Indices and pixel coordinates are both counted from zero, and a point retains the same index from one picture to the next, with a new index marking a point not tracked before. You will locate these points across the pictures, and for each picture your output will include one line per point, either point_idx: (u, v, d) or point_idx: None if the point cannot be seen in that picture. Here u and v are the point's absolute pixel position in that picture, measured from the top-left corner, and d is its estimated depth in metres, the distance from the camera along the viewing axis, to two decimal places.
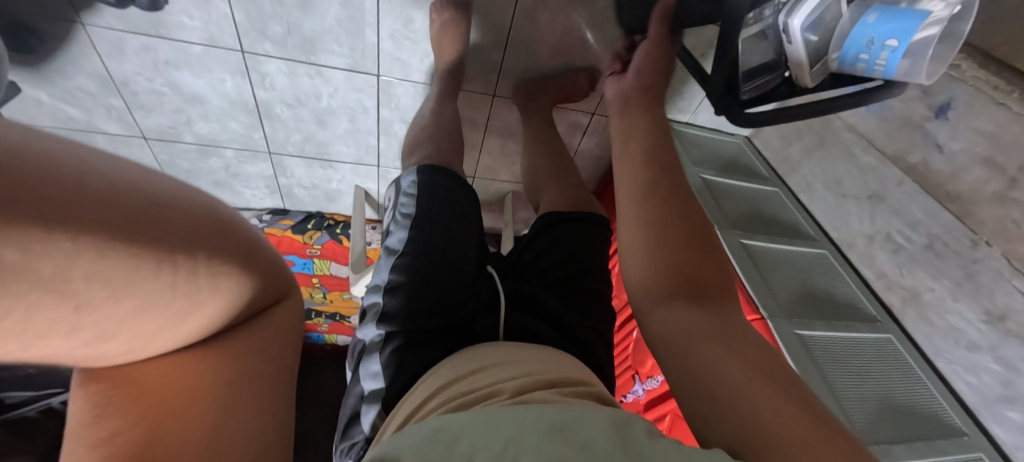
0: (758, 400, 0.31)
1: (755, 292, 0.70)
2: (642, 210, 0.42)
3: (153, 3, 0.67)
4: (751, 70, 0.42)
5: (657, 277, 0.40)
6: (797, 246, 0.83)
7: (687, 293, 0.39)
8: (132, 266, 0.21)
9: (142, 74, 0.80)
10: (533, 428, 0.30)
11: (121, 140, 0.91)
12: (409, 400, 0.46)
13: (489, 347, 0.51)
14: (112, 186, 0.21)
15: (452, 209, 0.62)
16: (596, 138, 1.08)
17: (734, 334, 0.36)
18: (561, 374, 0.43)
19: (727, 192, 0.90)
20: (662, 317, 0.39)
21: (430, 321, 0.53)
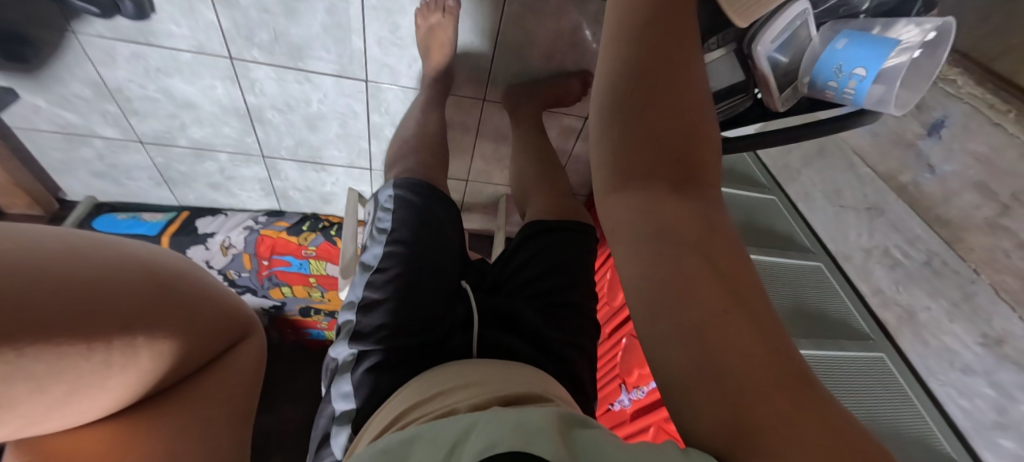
0: (729, 336, 0.26)
1: None
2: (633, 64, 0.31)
3: (138, 11, 0.68)
4: (717, 94, 0.40)
5: (637, 157, 0.31)
6: (789, 258, 0.81)
7: (669, 182, 0.31)
8: (66, 352, 0.31)
9: (134, 81, 0.81)
10: (480, 430, 0.32)
11: (119, 144, 0.93)
12: (379, 417, 0.47)
13: (466, 364, 0.51)
14: (78, 291, 0.32)
15: (430, 224, 0.62)
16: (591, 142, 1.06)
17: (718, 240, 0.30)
18: (524, 387, 0.44)
19: None
20: (634, 203, 0.31)
21: (404, 339, 0.53)
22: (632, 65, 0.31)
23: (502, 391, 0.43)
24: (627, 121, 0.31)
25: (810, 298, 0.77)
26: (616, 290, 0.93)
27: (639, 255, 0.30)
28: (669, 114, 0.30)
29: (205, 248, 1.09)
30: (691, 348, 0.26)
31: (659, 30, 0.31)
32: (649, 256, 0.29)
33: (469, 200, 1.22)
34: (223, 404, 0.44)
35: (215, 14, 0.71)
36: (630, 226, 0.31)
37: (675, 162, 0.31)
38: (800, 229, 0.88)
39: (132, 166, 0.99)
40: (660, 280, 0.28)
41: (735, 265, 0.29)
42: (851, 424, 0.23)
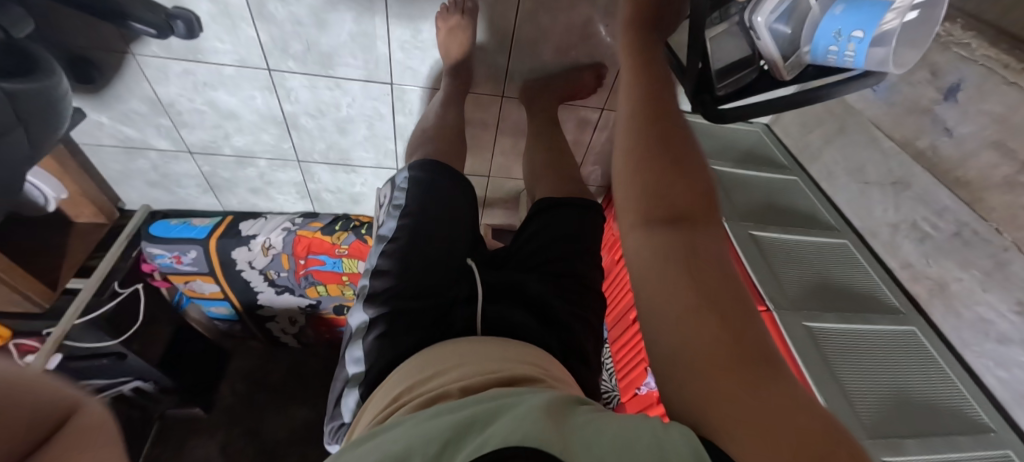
0: (708, 349, 0.30)
1: (760, 279, 0.69)
2: (637, 134, 0.40)
3: (188, 29, 0.76)
4: (724, 67, 0.43)
5: (642, 199, 0.38)
6: (813, 236, 0.81)
7: (671, 218, 0.36)
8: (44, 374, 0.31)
9: (184, 95, 0.88)
10: (479, 421, 0.33)
11: (170, 155, 1.02)
12: (385, 387, 0.50)
13: (465, 341, 0.52)
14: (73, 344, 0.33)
15: (436, 199, 0.66)
16: (607, 133, 1.08)
17: (717, 265, 0.34)
18: (516, 368, 0.46)
19: (740, 183, 0.89)
20: (641, 240, 0.37)
21: (410, 306, 0.58)
22: (636, 137, 0.40)
23: (493, 373, 0.45)
24: (635, 174, 0.39)
25: (835, 274, 0.75)
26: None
27: (645, 287, 0.36)
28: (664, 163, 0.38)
29: (247, 249, 1.17)
30: (690, 363, 0.31)
31: (648, 100, 0.43)
32: (655, 280, 0.35)
33: (491, 196, 1.26)
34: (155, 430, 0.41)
35: (254, 30, 0.78)
36: (640, 258, 0.37)
37: (674, 205, 0.37)
38: (824, 207, 0.87)
39: (182, 175, 1.08)
40: (660, 302, 0.33)
41: (729, 285, 0.33)
42: (833, 425, 0.26)
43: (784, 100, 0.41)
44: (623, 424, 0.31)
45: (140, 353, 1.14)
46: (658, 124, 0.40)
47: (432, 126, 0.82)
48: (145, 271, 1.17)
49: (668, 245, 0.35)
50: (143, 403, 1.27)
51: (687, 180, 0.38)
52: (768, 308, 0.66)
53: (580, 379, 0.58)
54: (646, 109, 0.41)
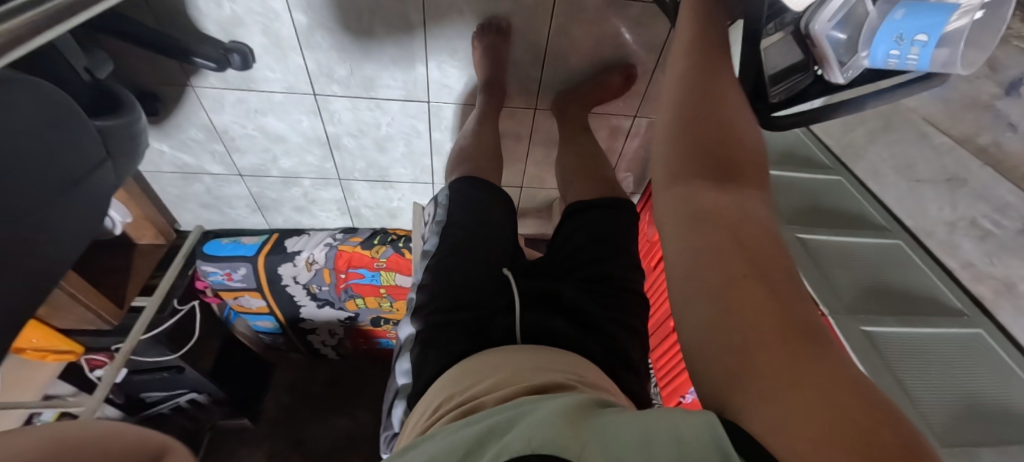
0: (747, 313, 0.28)
1: (811, 284, 0.68)
2: (685, 86, 0.38)
3: (243, 61, 0.81)
4: (778, 73, 0.43)
5: (684, 155, 0.36)
6: (863, 237, 0.78)
7: (714, 178, 0.34)
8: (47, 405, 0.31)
9: (237, 122, 0.94)
10: (499, 430, 0.34)
11: (223, 178, 1.08)
12: (423, 405, 0.52)
13: (506, 350, 0.52)
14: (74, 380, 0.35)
15: (472, 210, 0.70)
16: (639, 140, 1.08)
17: (764, 232, 0.32)
18: (548, 375, 0.45)
19: (782, 186, 0.87)
20: (680, 195, 0.35)
21: (450, 317, 0.60)
22: (685, 90, 0.38)
23: (526, 382, 0.44)
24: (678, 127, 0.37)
25: (890, 275, 0.73)
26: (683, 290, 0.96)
27: (679, 247, 0.34)
28: (711, 120, 0.36)
29: (293, 265, 1.22)
30: (721, 326, 0.29)
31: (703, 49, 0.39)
32: (689, 238, 0.33)
33: (524, 207, 1.27)
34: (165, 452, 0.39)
35: (301, 58, 0.83)
36: (674, 216, 0.35)
37: (717, 162, 0.35)
38: (873, 207, 0.85)
39: (233, 196, 1.14)
40: (694, 261, 0.32)
41: (778, 256, 0.31)
42: (879, 407, 0.24)
43: (842, 108, 0.40)
44: (644, 417, 0.31)
45: (196, 367, 1.19)
46: (705, 79, 0.38)
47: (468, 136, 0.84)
48: (198, 288, 1.23)
49: (712, 204, 0.33)
50: (196, 414, 1.33)
51: (730, 139, 0.35)
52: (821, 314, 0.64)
53: (633, 388, 0.57)
54: (696, 61, 0.39)
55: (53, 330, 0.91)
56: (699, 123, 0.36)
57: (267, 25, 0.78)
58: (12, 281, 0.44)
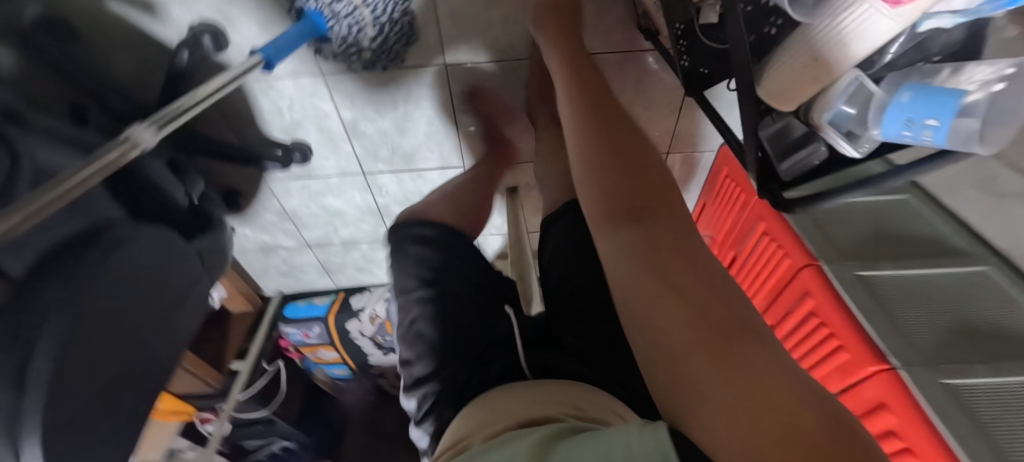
0: (673, 328, 0.31)
1: (877, 332, 0.62)
2: (596, 158, 0.45)
3: (303, 155, 0.91)
4: (788, 149, 0.41)
5: (606, 206, 0.41)
6: (944, 267, 0.70)
7: (631, 215, 0.39)
8: None
9: (303, 204, 1.07)
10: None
11: (295, 251, 1.22)
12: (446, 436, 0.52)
13: (514, 387, 0.53)
14: None
15: (458, 250, 0.70)
16: (676, 174, 1.07)
17: (687, 255, 0.36)
18: (548, 410, 0.46)
19: (838, 214, 0.81)
20: (609, 238, 0.39)
21: (452, 355, 0.62)
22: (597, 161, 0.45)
23: (524, 417, 0.46)
24: (599, 195, 0.42)
25: (981, 312, 0.64)
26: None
27: (612, 268, 0.38)
28: (622, 162, 0.44)
29: (359, 320, 1.33)
30: (660, 347, 0.31)
31: (608, 128, 0.48)
32: (619, 270, 0.37)
33: None
34: None
35: (351, 146, 0.94)
36: (607, 255, 0.39)
37: (634, 207, 0.39)
38: (948, 227, 0.76)
39: (305, 264, 1.27)
40: (624, 290, 0.35)
41: (698, 274, 0.34)
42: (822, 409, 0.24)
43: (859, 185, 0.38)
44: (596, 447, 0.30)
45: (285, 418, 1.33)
46: (618, 151, 0.45)
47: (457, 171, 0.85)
48: (282, 346, 1.38)
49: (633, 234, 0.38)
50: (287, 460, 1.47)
51: (644, 184, 0.41)
52: (890, 368, 0.59)
53: None
54: (597, 137, 0.47)
55: (174, 395, 1.07)
56: (619, 181, 0.42)
57: (321, 123, 0.89)
58: (140, 386, 0.54)
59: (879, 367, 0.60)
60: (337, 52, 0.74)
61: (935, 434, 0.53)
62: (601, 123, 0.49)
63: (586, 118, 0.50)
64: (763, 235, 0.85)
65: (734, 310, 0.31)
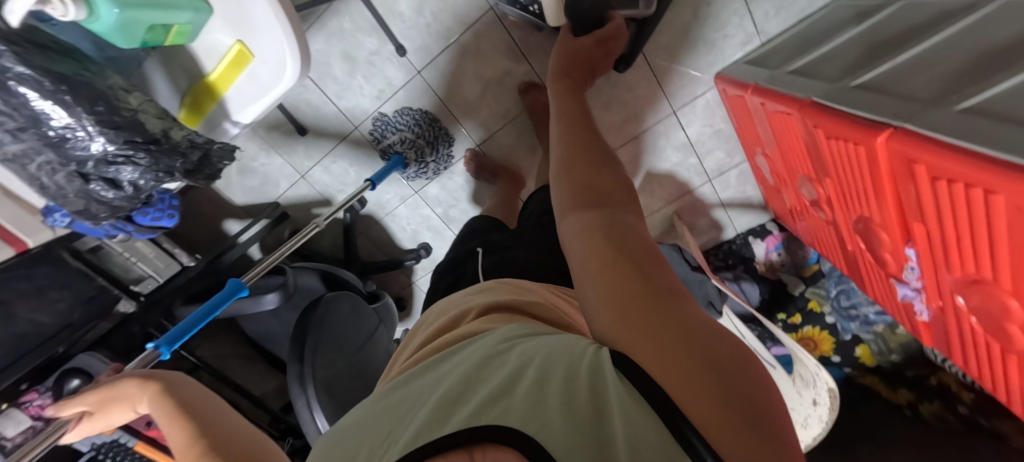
0: (649, 309, 0.36)
1: (873, 114, 0.62)
2: (575, 157, 0.58)
3: (426, 249, 1.35)
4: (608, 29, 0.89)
5: (575, 192, 0.53)
6: (955, 25, 0.63)
7: (592, 202, 0.51)
8: (678, 330, 0.33)
9: None
10: (404, 417, 0.38)
11: None
12: (408, 343, 0.57)
13: (462, 291, 0.63)
14: (673, 345, 0.32)
15: (481, 219, 0.98)
16: (698, 122, 1.19)
17: (620, 214, 0.49)
18: (473, 303, 0.55)
19: (821, 60, 0.84)
20: (579, 229, 0.49)
21: (452, 272, 0.83)
22: (570, 176, 0.56)
23: (454, 315, 0.55)
24: (578, 199, 0.52)
25: (990, 32, 0.57)
26: (829, 201, 0.87)
27: (583, 256, 0.46)
28: (584, 162, 0.57)
29: None
30: (600, 276, 0.41)
31: (574, 131, 0.62)
32: (571, 208, 0.52)
33: (656, 236, 1.41)
34: (657, 335, 0.33)
35: (450, 230, 1.34)
36: (581, 240, 0.47)
37: (594, 199, 0.51)
38: None
39: None
40: (596, 264, 0.43)
41: (658, 269, 0.42)
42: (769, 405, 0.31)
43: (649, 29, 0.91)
44: (565, 399, 0.31)
45: None
46: (585, 155, 0.58)
47: (500, 196, 1.16)
48: None
49: (576, 189, 0.53)
50: None
51: (609, 182, 0.53)
52: (894, 128, 0.58)
53: None
54: (570, 145, 0.60)
55: None
56: (586, 180, 0.54)
57: (429, 224, 1.34)
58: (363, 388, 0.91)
59: (883, 134, 0.59)
60: (415, 172, 1.22)
61: (946, 150, 0.50)
62: (570, 106, 0.68)
63: (563, 94, 0.71)
64: (766, 113, 0.91)
65: (676, 293, 0.39)
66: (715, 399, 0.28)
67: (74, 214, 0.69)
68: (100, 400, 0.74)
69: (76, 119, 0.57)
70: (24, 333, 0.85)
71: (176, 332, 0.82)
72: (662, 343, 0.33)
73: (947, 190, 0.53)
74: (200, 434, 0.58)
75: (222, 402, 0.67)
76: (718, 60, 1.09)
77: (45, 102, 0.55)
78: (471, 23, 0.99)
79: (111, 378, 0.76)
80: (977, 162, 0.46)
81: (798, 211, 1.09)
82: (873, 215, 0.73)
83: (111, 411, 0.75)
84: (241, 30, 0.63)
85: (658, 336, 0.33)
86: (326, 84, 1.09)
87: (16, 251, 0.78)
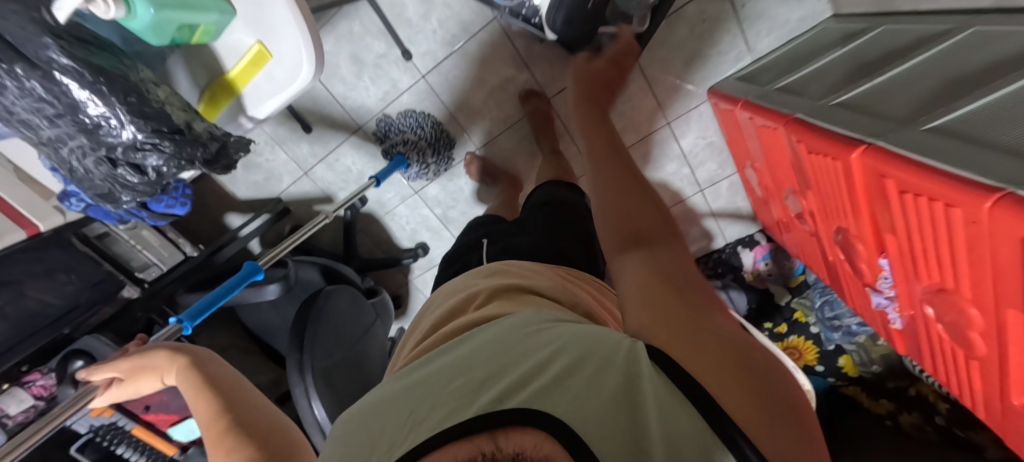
0: (693, 321, 0.40)
1: (850, 131, 0.66)
2: (617, 184, 0.64)
3: (423, 249, 1.38)
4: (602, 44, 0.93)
5: (618, 219, 0.59)
6: (928, 51, 0.68)
7: (636, 229, 0.56)
8: (720, 340, 0.37)
9: None
10: (423, 399, 0.40)
11: None
12: (410, 333, 0.60)
13: (460, 281, 0.67)
14: (714, 349, 0.36)
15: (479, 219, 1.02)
16: (691, 134, 1.24)
17: (664, 242, 0.54)
18: (481, 291, 0.58)
19: (807, 79, 0.89)
20: (623, 251, 0.55)
21: (451, 265, 0.87)
22: (615, 203, 0.62)
23: (458, 303, 0.58)
24: (623, 225, 0.58)
25: (960, 59, 0.61)
26: (812, 214, 0.91)
27: (628, 274, 0.51)
28: (628, 190, 0.63)
29: None
30: (646, 292, 0.46)
31: (612, 159, 0.69)
32: (618, 233, 0.58)
33: None
34: (701, 341, 0.37)
35: (448, 231, 1.37)
36: (627, 261, 0.53)
37: (638, 226, 0.57)
38: (928, 23, 0.74)
39: None
40: (640, 282, 0.48)
41: (698, 292, 0.46)
42: (805, 420, 0.33)
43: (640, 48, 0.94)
44: (578, 391, 0.36)
45: None
46: (627, 182, 0.64)
47: (498, 199, 1.20)
48: None
49: (621, 214, 0.59)
50: None
51: (653, 212, 0.59)
52: (867, 144, 0.61)
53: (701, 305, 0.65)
54: (613, 172, 0.67)
55: None
56: (629, 207, 0.60)
57: (427, 224, 1.37)
58: (360, 379, 0.93)
59: (859, 149, 0.62)
60: (417, 173, 1.25)
61: (911, 163, 0.54)
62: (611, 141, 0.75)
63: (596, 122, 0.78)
64: (755, 127, 0.96)
65: (718, 314, 0.42)
66: (756, 393, 0.32)
67: (96, 195, 0.72)
68: (131, 368, 0.77)
69: (111, 108, 0.60)
70: (33, 312, 0.86)
71: (199, 306, 0.85)
72: (705, 347, 0.36)
73: (914, 203, 0.57)
74: (226, 409, 0.63)
75: (245, 380, 0.72)
76: (712, 75, 1.14)
77: (83, 92, 0.59)
78: (476, 32, 1.03)
79: (140, 347, 0.79)
80: (935, 177, 0.50)
81: (784, 223, 1.14)
82: (852, 227, 0.76)
83: (140, 380, 0.78)
84: (262, 28, 0.66)
85: (701, 341, 0.37)
86: (333, 85, 1.13)
87: (28, 234, 0.82)
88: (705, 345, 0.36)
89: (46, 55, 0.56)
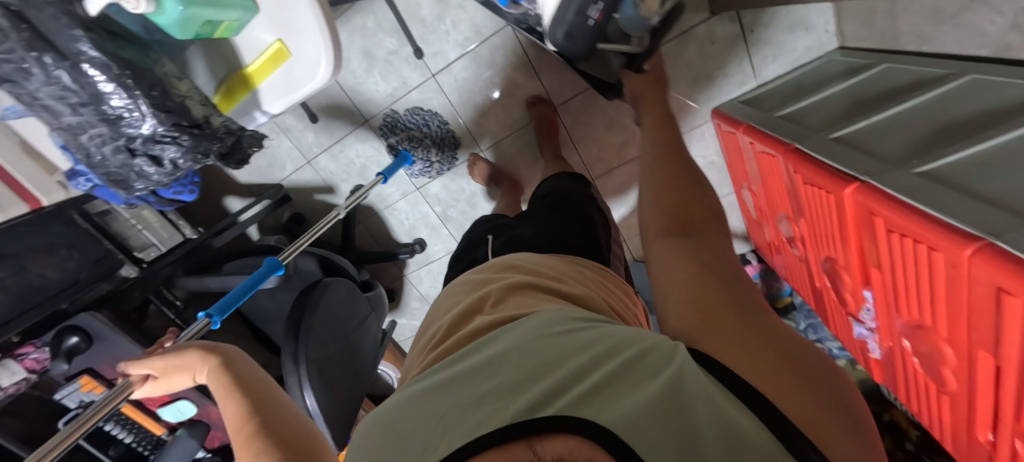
0: (742, 326, 0.43)
1: (844, 167, 0.69)
2: (670, 181, 0.69)
3: (420, 245, 1.38)
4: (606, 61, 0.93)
5: (665, 215, 0.63)
6: (922, 95, 0.70)
7: (681, 226, 0.60)
8: (772, 346, 0.40)
9: (432, 285, 1.51)
10: (451, 407, 0.41)
11: None
12: (421, 336, 0.63)
13: (465, 280, 0.68)
14: (767, 355, 0.40)
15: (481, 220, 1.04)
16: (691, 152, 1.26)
17: (711, 239, 0.58)
18: (492, 291, 0.59)
19: (808, 110, 0.91)
20: (664, 246, 0.59)
21: (458, 262, 0.88)
22: (663, 201, 0.66)
23: (471, 305, 0.59)
24: (667, 221, 0.62)
25: (953, 106, 0.64)
26: (803, 240, 0.94)
27: (671, 271, 0.54)
28: (677, 188, 0.67)
29: None
30: (693, 291, 0.50)
31: (660, 160, 0.74)
32: (663, 228, 0.61)
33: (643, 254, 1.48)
34: (755, 346, 0.41)
35: (446, 229, 1.38)
36: (672, 255, 0.57)
37: (685, 222, 0.61)
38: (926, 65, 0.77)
39: None
40: (685, 282, 0.51)
41: (744, 290, 0.50)
42: (855, 416, 0.37)
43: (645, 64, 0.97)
44: (601, 402, 0.37)
45: None
46: (680, 180, 0.68)
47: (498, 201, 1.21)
48: None
49: (667, 212, 0.63)
50: None
51: (700, 209, 0.63)
52: (859, 182, 0.64)
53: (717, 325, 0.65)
54: (666, 169, 0.71)
55: None
56: (677, 204, 0.64)
57: (426, 221, 1.38)
58: (352, 370, 0.95)
59: (850, 186, 0.65)
60: (420, 170, 1.26)
61: (898, 205, 0.56)
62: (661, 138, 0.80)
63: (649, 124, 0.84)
64: (754, 152, 0.98)
65: (766, 313, 0.46)
66: (811, 401, 0.36)
67: (110, 183, 0.74)
68: (166, 367, 0.75)
69: (134, 100, 0.62)
70: (33, 286, 0.86)
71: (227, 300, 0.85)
72: (759, 353, 0.40)
73: (901, 244, 0.59)
74: (253, 411, 0.64)
75: (272, 381, 0.73)
76: (716, 95, 1.17)
77: (109, 85, 0.60)
78: (488, 36, 1.04)
79: (175, 345, 0.77)
80: (919, 220, 0.52)
81: (775, 246, 1.17)
82: (839, 257, 0.79)
83: (175, 377, 0.77)
84: (284, 29, 0.67)
85: (753, 346, 0.41)
86: (344, 78, 1.14)
87: (30, 207, 0.85)
88: (758, 351, 0.40)
89: (76, 47, 0.57)
